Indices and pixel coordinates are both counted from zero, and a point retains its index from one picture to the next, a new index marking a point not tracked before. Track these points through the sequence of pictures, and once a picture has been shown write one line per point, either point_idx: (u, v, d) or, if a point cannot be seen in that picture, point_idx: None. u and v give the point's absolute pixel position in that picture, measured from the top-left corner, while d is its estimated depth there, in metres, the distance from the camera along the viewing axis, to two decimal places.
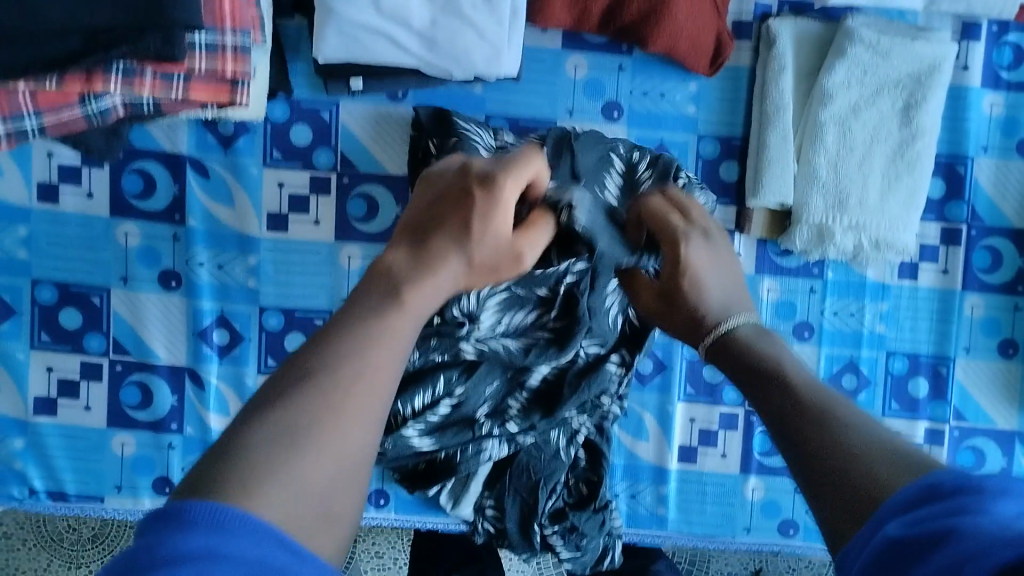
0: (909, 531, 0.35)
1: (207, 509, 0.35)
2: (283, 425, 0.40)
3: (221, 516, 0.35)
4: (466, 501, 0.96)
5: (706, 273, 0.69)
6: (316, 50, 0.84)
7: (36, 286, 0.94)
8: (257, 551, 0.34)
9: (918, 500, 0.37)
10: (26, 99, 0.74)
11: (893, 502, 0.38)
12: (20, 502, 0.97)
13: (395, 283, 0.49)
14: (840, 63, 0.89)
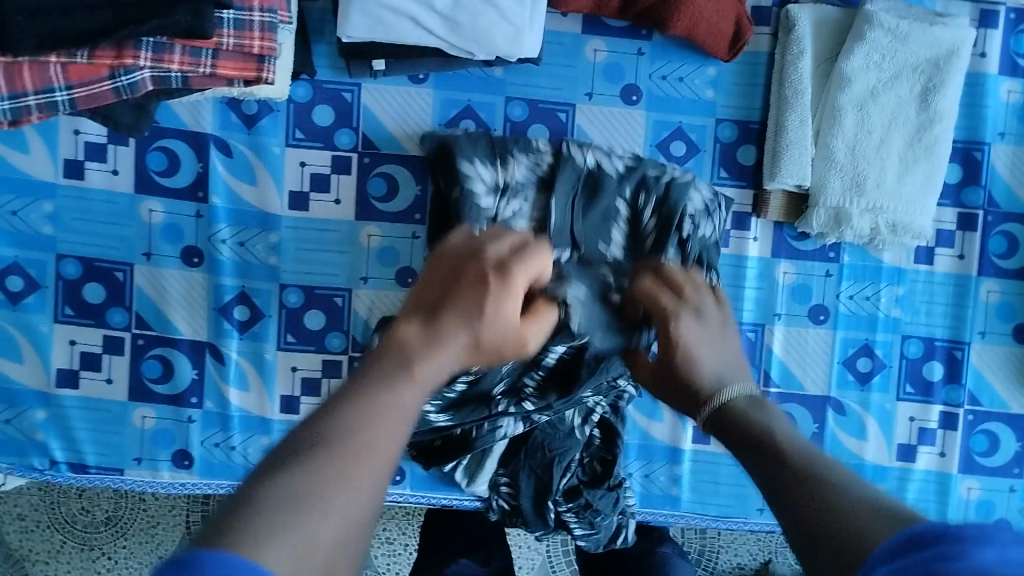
0: None
1: (222, 557, 0.40)
2: (296, 488, 0.46)
3: (233, 566, 0.40)
4: (481, 479, 0.97)
5: (697, 349, 0.73)
6: (341, 30, 0.84)
7: (61, 261, 0.95)
8: None
9: (905, 549, 0.42)
10: (58, 72, 0.76)
11: (880, 554, 0.43)
12: (40, 474, 0.98)
13: (407, 359, 0.57)
14: (859, 47, 0.90)
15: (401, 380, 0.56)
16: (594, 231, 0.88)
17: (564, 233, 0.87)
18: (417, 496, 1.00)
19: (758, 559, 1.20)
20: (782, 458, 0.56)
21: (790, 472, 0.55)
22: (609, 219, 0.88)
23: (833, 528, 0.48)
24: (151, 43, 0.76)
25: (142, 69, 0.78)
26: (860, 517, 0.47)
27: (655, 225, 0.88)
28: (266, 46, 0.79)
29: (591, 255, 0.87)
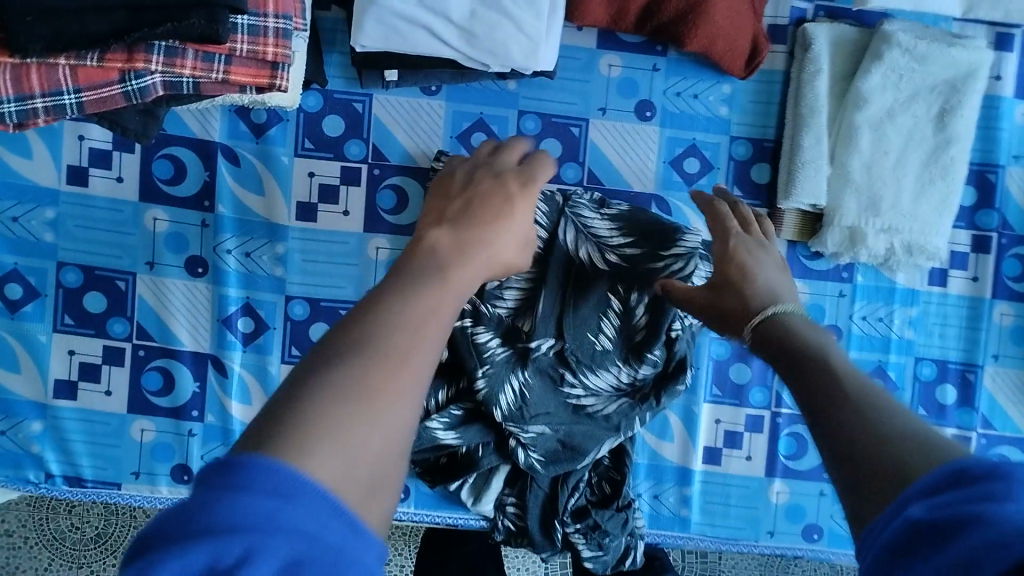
0: (934, 511, 0.36)
1: (265, 472, 0.35)
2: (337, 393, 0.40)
3: (279, 481, 0.35)
4: (485, 502, 0.95)
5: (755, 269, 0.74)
6: (354, 39, 0.83)
7: (62, 269, 0.93)
8: (313, 522, 0.34)
9: (943, 484, 0.38)
10: (66, 75, 0.74)
11: (917, 487, 0.39)
12: (35, 487, 0.96)
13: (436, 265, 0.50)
14: (876, 67, 0.89)
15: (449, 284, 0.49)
16: (590, 323, 0.85)
17: (552, 321, 0.86)
18: (420, 513, 0.99)
19: None
20: (835, 379, 0.52)
21: (836, 397, 0.49)
22: (602, 309, 0.85)
23: (869, 439, 0.44)
24: (163, 47, 0.74)
25: (152, 73, 0.76)
26: (893, 433, 0.44)
27: (652, 312, 0.85)
28: (281, 52, 0.78)
29: (578, 348, 0.85)
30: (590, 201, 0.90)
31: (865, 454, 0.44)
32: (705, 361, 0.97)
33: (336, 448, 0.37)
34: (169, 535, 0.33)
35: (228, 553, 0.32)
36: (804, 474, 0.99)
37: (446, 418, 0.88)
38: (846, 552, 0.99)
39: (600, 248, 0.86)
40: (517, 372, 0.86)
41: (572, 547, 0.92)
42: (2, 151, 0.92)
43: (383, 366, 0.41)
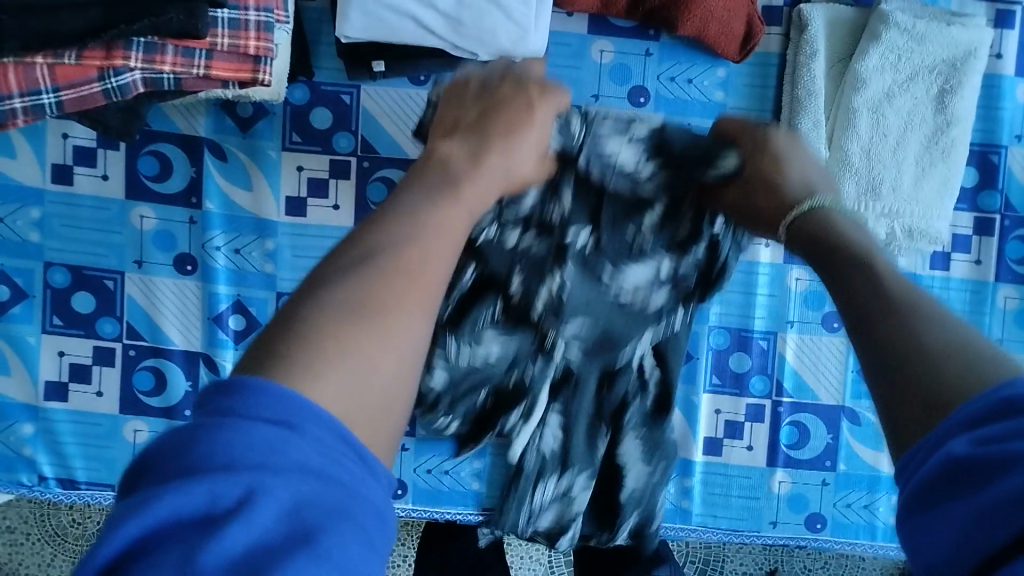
0: (978, 444, 0.36)
1: (274, 395, 0.37)
2: (355, 303, 0.44)
3: (291, 416, 0.37)
4: (514, 449, 0.91)
5: (787, 156, 0.72)
6: (339, 29, 0.81)
7: (49, 269, 0.92)
8: (319, 458, 0.36)
9: (988, 412, 0.37)
10: (44, 73, 0.72)
11: (960, 414, 0.38)
12: (28, 489, 0.95)
13: (445, 189, 0.56)
14: (874, 48, 0.87)
15: (405, 258, 0.47)
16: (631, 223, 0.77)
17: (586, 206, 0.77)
18: (419, 510, 0.99)
19: (763, 567, 1.18)
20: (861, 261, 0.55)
21: (874, 296, 0.50)
22: (636, 207, 0.77)
23: (901, 325, 0.46)
24: (142, 43, 0.72)
25: (131, 71, 0.75)
26: (933, 327, 0.45)
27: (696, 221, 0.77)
28: (262, 47, 0.76)
29: (614, 239, 0.78)
30: (614, 119, 0.75)
31: (903, 365, 0.44)
32: (705, 350, 0.96)
33: (330, 378, 0.40)
34: (166, 466, 0.34)
35: (227, 495, 0.33)
36: (806, 463, 0.98)
37: (485, 323, 0.83)
38: (849, 541, 0.98)
39: (632, 184, 0.76)
40: (552, 271, 0.79)
41: (616, 476, 0.92)
42: None
43: (372, 307, 0.44)
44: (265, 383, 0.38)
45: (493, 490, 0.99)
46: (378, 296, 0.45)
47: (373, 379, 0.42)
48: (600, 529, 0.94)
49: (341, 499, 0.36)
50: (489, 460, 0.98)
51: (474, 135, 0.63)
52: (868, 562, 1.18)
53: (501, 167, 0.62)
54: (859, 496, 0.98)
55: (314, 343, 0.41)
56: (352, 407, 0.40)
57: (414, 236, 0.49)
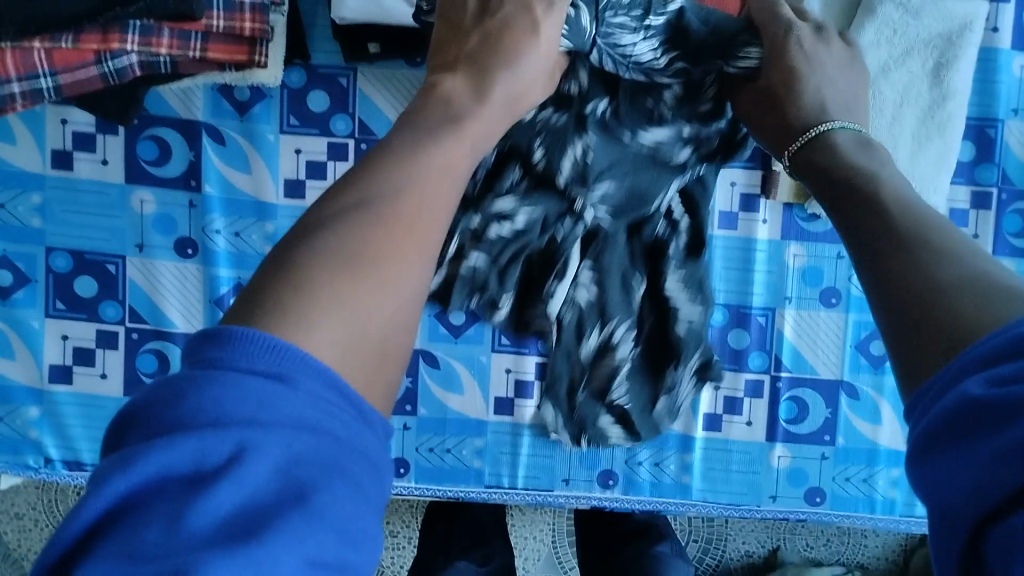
0: (993, 383, 0.34)
1: (264, 344, 0.37)
2: (348, 251, 0.42)
3: (285, 357, 0.37)
4: (551, 305, 0.90)
5: (806, 74, 0.66)
6: (335, 11, 0.81)
7: (51, 254, 0.93)
8: (313, 413, 0.36)
9: (1001, 348, 0.35)
10: (41, 57, 0.73)
11: (972, 352, 0.36)
12: (36, 472, 0.97)
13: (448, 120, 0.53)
14: (871, 21, 0.86)
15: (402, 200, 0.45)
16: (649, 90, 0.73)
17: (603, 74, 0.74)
18: (423, 488, 1.00)
19: (765, 546, 1.19)
20: (867, 192, 0.52)
21: (881, 223, 0.48)
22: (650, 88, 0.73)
23: (907, 251, 0.44)
24: (138, 26, 0.72)
25: (128, 54, 0.75)
26: (940, 256, 0.43)
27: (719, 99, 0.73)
28: (257, 28, 0.77)
29: (634, 112, 0.74)
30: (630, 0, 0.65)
31: (919, 291, 0.41)
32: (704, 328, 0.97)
33: (324, 325, 0.39)
34: (154, 419, 0.34)
35: (216, 451, 0.33)
36: (806, 437, 0.98)
37: (508, 189, 0.83)
38: (848, 514, 0.99)
39: (647, 75, 0.71)
40: (576, 134, 0.76)
41: (670, 348, 0.90)
42: None
43: (368, 250, 0.42)
44: (255, 330, 0.37)
45: (495, 467, 1.00)
46: (377, 243, 0.43)
47: (371, 322, 0.41)
48: (654, 381, 0.92)
49: (335, 454, 0.36)
50: (490, 438, 0.99)
51: (475, 64, 0.58)
52: (871, 540, 1.18)
53: (507, 89, 0.59)
54: (858, 471, 0.98)
55: (310, 285, 0.40)
56: (347, 348, 0.40)
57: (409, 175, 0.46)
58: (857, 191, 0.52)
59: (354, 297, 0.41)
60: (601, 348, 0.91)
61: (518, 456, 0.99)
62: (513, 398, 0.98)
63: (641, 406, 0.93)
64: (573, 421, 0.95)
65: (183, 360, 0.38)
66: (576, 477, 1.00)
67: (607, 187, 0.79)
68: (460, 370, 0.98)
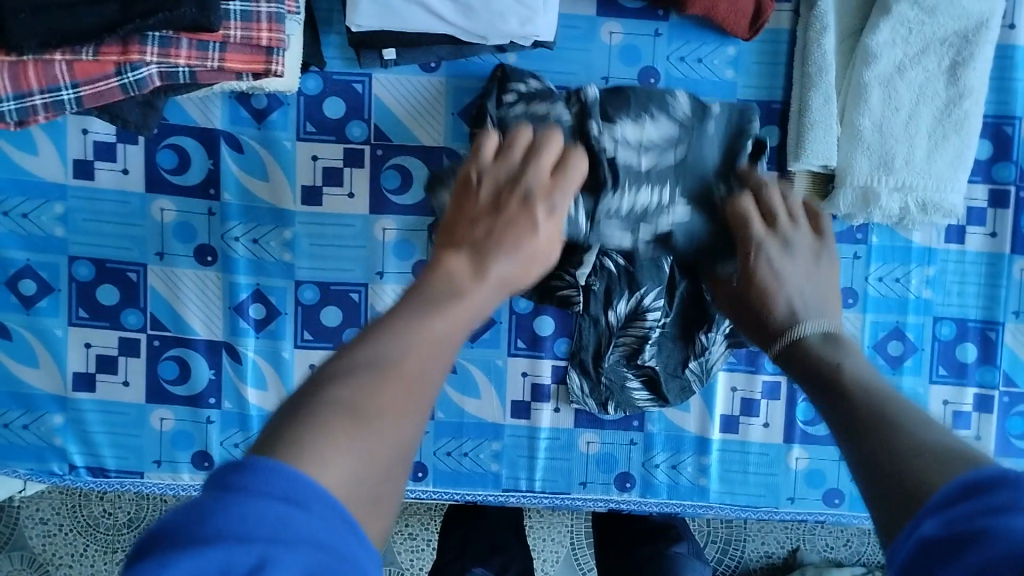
0: (947, 530, 0.38)
1: (280, 476, 0.40)
2: (349, 408, 0.45)
3: (294, 487, 0.40)
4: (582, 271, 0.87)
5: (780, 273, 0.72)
6: (350, 18, 0.82)
7: (73, 263, 0.94)
8: (321, 532, 0.39)
9: (957, 498, 0.40)
10: (63, 70, 0.74)
11: (933, 500, 0.41)
12: (59, 478, 0.98)
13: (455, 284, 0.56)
14: (885, 22, 0.87)
15: (406, 360, 0.48)
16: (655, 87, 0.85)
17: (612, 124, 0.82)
18: (440, 492, 1.00)
19: (785, 547, 1.19)
20: (837, 380, 0.56)
21: (854, 408, 0.52)
22: (662, 107, 0.84)
23: (876, 428, 0.49)
24: (156, 37, 0.74)
25: (148, 64, 0.76)
26: (908, 436, 0.47)
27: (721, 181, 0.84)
28: (275, 38, 0.77)
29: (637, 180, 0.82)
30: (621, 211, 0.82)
31: (887, 462, 0.46)
32: None
33: (333, 458, 0.42)
34: (183, 536, 0.38)
35: (241, 562, 0.37)
36: (824, 439, 0.98)
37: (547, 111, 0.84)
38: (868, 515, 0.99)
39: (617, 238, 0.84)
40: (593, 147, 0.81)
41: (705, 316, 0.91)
42: (7, 148, 0.92)
43: (378, 402, 0.46)
44: (272, 463, 0.40)
45: (512, 470, 1.00)
46: (378, 401, 0.46)
47: (379, 456, 0.45)
48: (684, 343, 0.93)
49: (339, 565, 0.39)
50: (507, 442, 1.00)
51: (477, 247, 0.60)
52: None
53: (505, 275, 0.60)
54: None
55: (318, 423, 0.44)
56: (352, 486, 0.43)
57: (412, 344, 0.49)
58: (824, 372, 0.59)
59: (356, 443, 0.44)
60: (629, 314, 0.91)
61: (535, 459, 1.00)
62: (529, 402, 0.99)
63: (671, 368, 0.94)
64: (599, 389, 0.96)
65: (206, 484, 0.41)
66: (593, 481, 1.00)
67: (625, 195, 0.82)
68: (476, 374, 0.99)
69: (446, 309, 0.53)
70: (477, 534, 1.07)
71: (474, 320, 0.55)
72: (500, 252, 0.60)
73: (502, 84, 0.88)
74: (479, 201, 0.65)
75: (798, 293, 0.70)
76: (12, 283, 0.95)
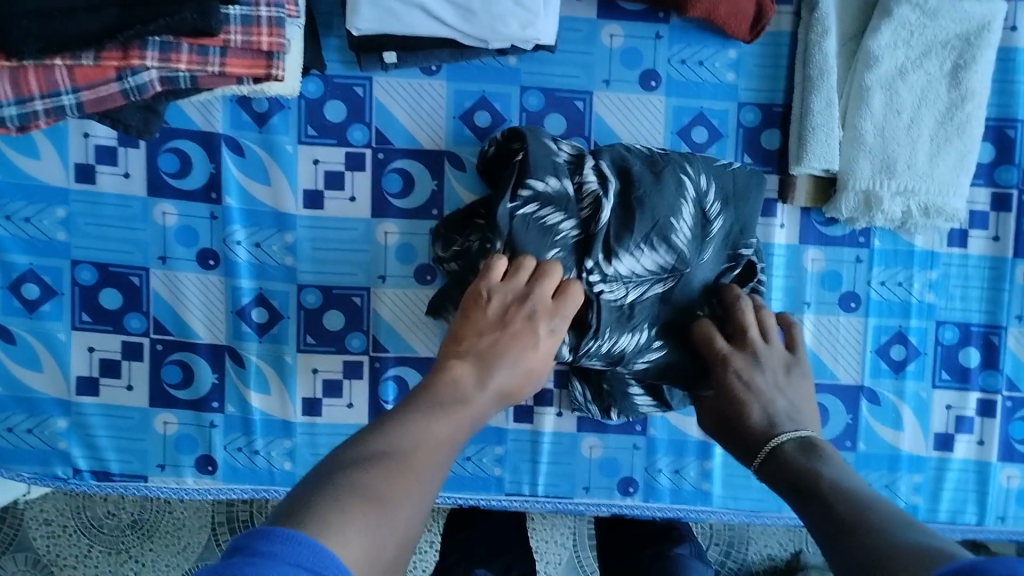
0: None
1: (303, 546, 0.44)
2: (367, 491, 0.52)
3: (314, 556, 0.44)
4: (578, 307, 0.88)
5: (748, 392, 0.82)
6: (350, 22, 0.82)
7: (76, 267, 0.95)
8: None
9: None
10: (64, 75, 0.74)
11: None
12: (64, 482, 0.98)
13: (459, 394, 0.65)
14: (886, 25, 0.87)
15: (418, 452, 0.57)
16: (665, 206, 0.82)
17: (616, 252, 0.82)
18: (444, 497, 1.00)
19: (788, 549, 1.19)
20: (818, 496, 0.64)
21: (836, 521, 0.58)
22: (665, 238, 0.82)
23: (853, 530, 0.55)
24: (157, 42, 0.74)
25: (149, 69, 0.76)
26: (880, 532, 0.53)
27: (704, 301, 0.89)
28: (275, 42, 0.78)
29: (626, 319, 0.84)
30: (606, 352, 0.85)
31: (866, 557, 0.51)
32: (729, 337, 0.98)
33: (351, 530, 0.48)
34: None
35: None
36: None
37: (551, 222, 0.81)
38: None
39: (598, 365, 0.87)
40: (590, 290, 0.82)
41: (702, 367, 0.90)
42: (10, 152, 0.92)
43: (389, 487, 0.53)
44: (297, 535, 0.45)
45: (515, 474, 1.00)
46: (391, 482, 0.53)
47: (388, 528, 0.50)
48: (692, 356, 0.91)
49: None
50: (510, 446, 1.00)
51: (481, 358, 0.68)
52: None
53: (503, 383, 0.68)
54: (881, 476, 0.97)
55: (339, 500, 0.50)
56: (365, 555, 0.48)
57: (421, 437, 0.58)
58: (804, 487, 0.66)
59: (366, 520, 0.49)
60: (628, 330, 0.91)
61: (538, 463, 1.00)
62: (532, 406, 0.99)
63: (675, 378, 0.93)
64: (601, 396, 0.94)
65: (227, 552, 0.45)
66: (597, 485, 1.00)
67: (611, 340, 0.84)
68: None
69: (449, 411, 0.63)
70: (480, 537, 1.07)
71: (472, 425, 0.64)
72: (501, 364, 0.69)
73: (518, 177, 0.81)
74: (488, 313, 0.72)
75: (771, 402, 0.81)
76: (15, 287, 0.95)
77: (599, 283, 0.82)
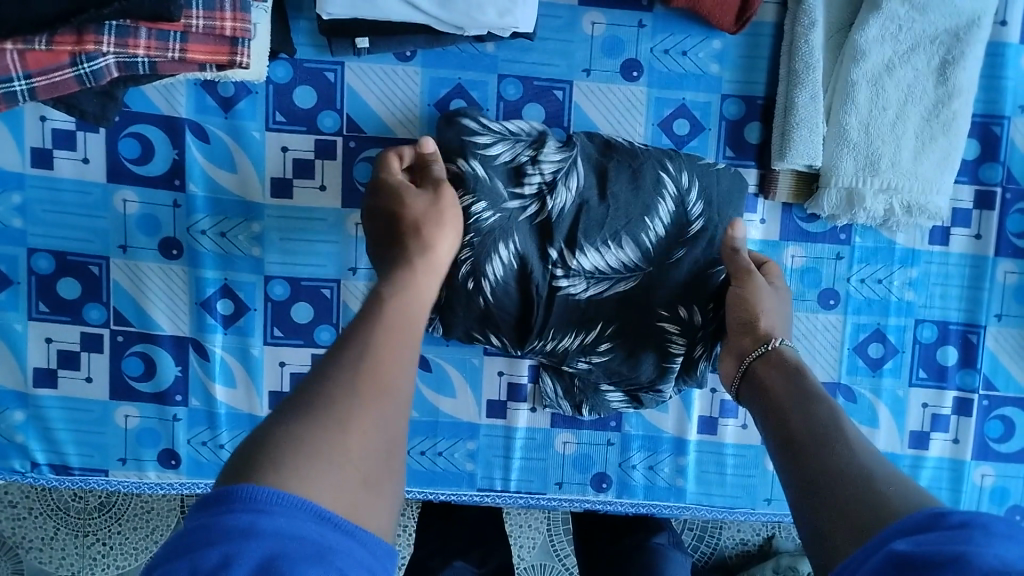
0: (919, 544, 0.44)
1: (248, 493, 0.44)
2: (329, 417, 0.49)
3: (260, 500, 0.44)
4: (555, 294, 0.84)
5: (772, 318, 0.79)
6: (320, 6, 0.78)
7: (32, 255, 0.91)
8: (294, 526, 0.43)
9: (922, 525, 0.46)
10: (15, 60, 0.70)
11: (897, 526, 0.47)
12: (22, 475, 0.95)
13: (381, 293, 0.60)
14: (875, 18, 0.84)
15: (382, 357, 0.54)
16: (637, 205, 0.83)
17: (574, 244, 0.82)
18: (415, 491, 0.98)
19: (760, 534, 1.18)
20: (797, 398, 0.65)
21: (810, 429, 0.60)
22: (634, 236, 0.83)
23: (823, 445, 0.57)
24: (113, 26, 0.70)
25: (105, 55, 0.72)
26: (857, 460, 0.55)
27: (683, 305, 0.86)
28: (239, 27, 0.74)
29: (574, 313, 0.84)
30: (556, 352, 0.87)
31: (841, 485, 0.53)
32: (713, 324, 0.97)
33: (313, 472, 0.46)
34: (178, 552, 0.43)
35: (211, 560, 0.41)
36: None
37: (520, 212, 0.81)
38: None
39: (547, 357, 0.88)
40: (538, 282, 0.82)
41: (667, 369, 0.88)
42: None
43: (343, 406, 0.50)
44: (242, 485, 0.44)
45: (487, 469, 0.98)
46: (342, 400, 0.50)
47: (353, 458, 0.48)
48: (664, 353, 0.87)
49: (314, 548, 0.43)
50: (482, 441, 0.98)
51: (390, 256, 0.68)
52: None
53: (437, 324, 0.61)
54: None
55: (293, 441, 0.47)
56: (337, 493, 0.46)
57: (384, 338, 0.55)
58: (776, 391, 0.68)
59: (323, 459, 0.47)
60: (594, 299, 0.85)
61: (510, 459, 0.98)
62: (505, 401, 0.97)
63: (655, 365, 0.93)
64: (573, 392, 0.94)
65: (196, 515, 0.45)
66: (569, 481, 0.99)
67: (558, 339, 0.85)
68: (451, 371, 0.97)
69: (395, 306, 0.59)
70: (452, 528, 1.06)
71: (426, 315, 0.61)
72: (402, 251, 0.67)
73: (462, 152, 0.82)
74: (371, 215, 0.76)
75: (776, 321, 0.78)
76: None
77: (562, 277, 0.82)
